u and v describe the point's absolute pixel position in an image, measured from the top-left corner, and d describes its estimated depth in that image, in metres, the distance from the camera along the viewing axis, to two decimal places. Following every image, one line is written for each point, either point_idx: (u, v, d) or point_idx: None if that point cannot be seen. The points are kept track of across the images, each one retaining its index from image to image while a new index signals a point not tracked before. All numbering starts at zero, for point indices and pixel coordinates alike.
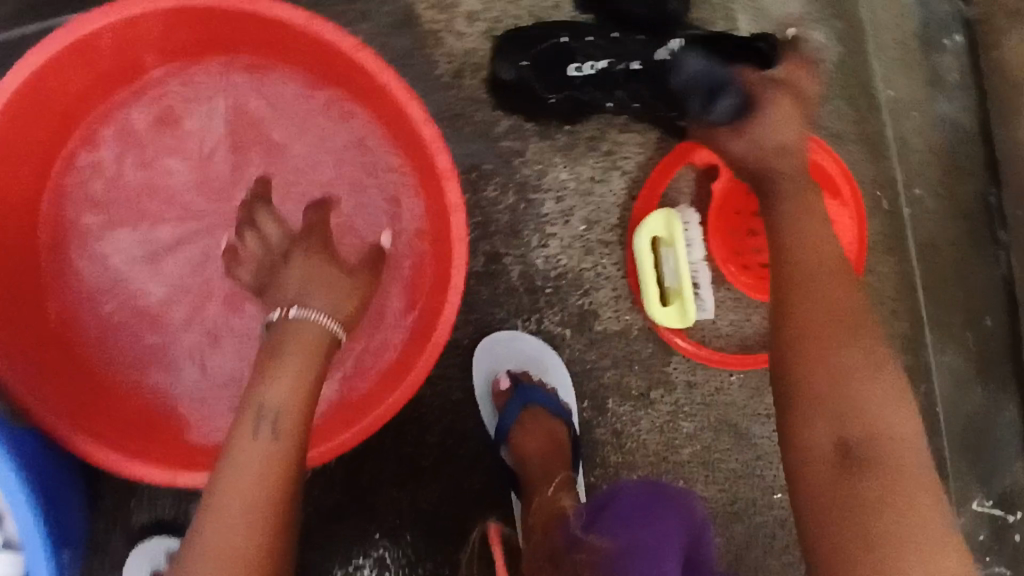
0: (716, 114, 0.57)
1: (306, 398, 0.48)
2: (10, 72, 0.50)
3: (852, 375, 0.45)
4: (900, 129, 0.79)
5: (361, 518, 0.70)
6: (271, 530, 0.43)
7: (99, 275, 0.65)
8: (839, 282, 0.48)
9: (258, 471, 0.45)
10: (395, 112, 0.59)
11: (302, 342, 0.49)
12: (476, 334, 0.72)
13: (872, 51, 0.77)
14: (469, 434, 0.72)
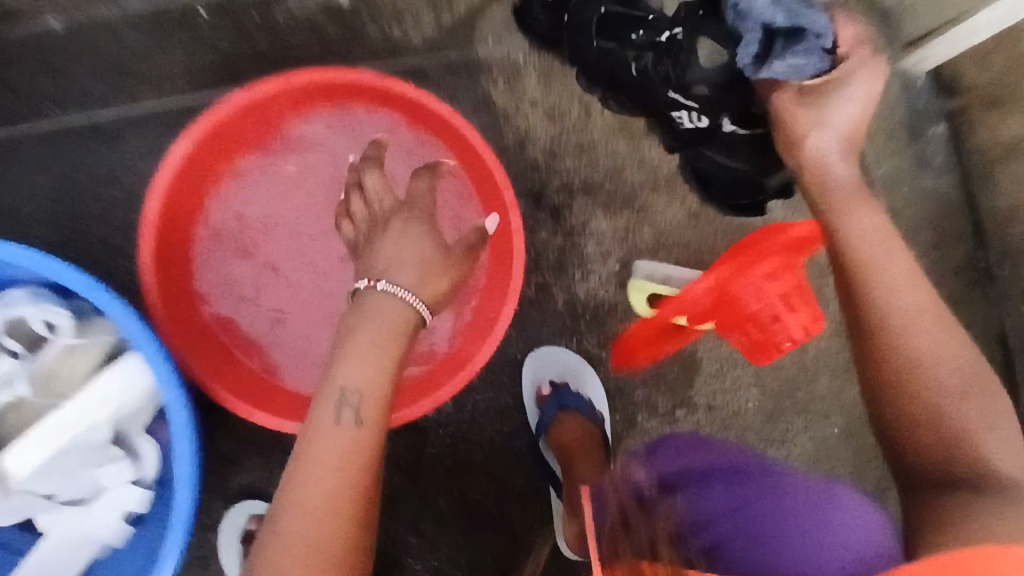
0: (790, 62, 0.60)
1: (384, 379, 0.59)
2: (188, 134, 0.71)
3: (954, 413, 0.52)
4: (893, 199, 0.94)
5: (421, 500, 0.83)
6: (355, 486, 0.54)
7: (233, 284, 0.84)
8: (922, 319, 0.55)
9: (347, 444, 0.55)
10: (475, 164, 0.78)
11: (386, 314, 0.62)
12: (526, 350, 0.87)
13: (866, 135, 0.93)
14: (517, 434, 0.86)
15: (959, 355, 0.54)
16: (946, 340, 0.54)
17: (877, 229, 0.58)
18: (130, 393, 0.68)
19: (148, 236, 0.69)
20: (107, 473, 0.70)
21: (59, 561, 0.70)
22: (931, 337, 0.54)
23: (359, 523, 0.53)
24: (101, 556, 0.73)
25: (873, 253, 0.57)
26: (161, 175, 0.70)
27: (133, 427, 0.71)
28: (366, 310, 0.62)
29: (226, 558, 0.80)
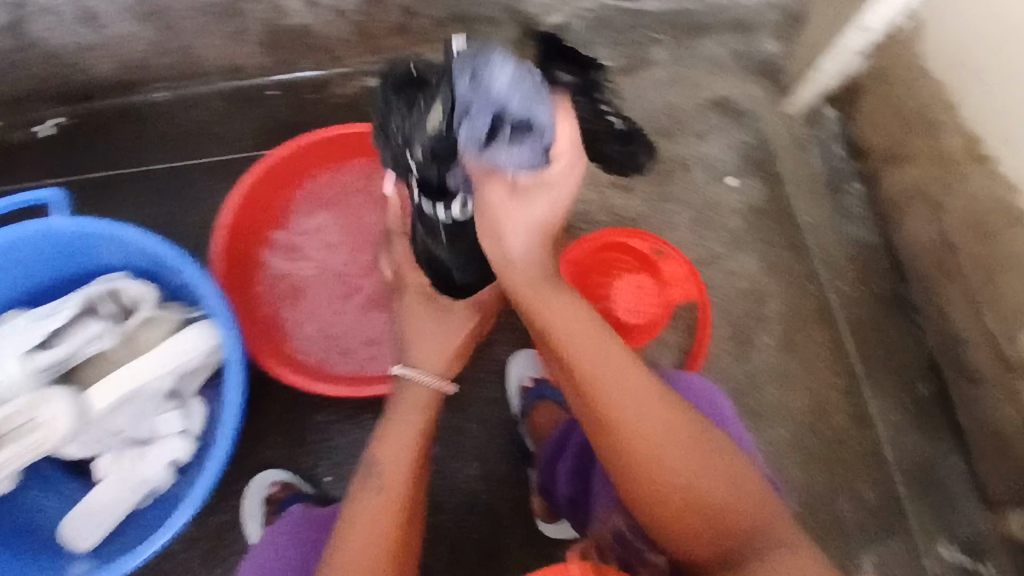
0: (506, 159, 0.58)
1: (410, 443, 0.71)
2: (255, 168, 0.93)
3: (624, 411, 0.60)
4: (820, 243, 1.13)
5: None
6: (396, 514, 0.64)
7: (272, 292, 1.02)
8: (609, 355, 0.64)
9: (394, 471, 0.69)
10: None
11: (410, 394, 0.77)
12: (511, 354, 1.03)
13: (794, 192, 1.14)
14: (503, 425, 1.01)
15: (585, 346, 0.64)
16: (587, 338, 0.65)
17: (526, 232, 0.67)
18: (193, 354, 0.86)
19: (220, 241, 0.90)
20: (164, 423, 0.86)
21: (116, 497, 0.86)
22: (577, 343, 0.64)
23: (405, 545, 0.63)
24: (146, 501, 0.88)
25: (507, 241, 0.67)
26: (231, 196, 0.91)
27: (189, 388, 0.89)
28: (398, 394, 0.78)
29: (249, 520, 0.92)
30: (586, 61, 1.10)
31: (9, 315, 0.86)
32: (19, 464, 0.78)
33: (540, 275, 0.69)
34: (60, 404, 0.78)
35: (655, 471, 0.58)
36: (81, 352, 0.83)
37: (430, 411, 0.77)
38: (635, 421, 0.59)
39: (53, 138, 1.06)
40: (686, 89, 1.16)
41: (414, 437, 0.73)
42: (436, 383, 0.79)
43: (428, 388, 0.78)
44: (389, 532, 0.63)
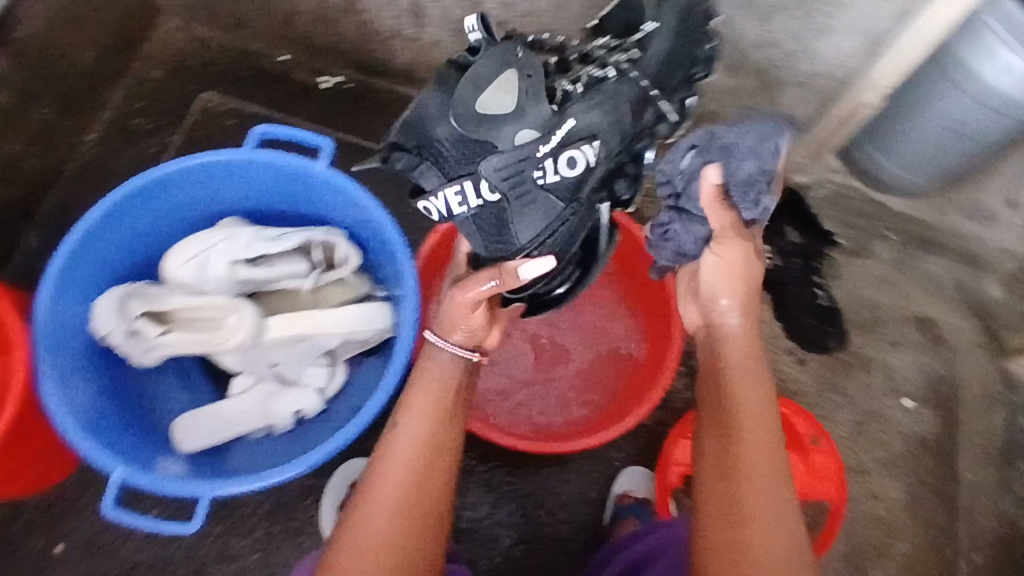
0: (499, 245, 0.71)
1: (433, 408, 0.71)
2: None
3: (738, 460, 0.63)
4: (972, 506, 1.05)
5: (491, 535, 0.96)
6: (417, 483, 0.65)
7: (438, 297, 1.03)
8: (766, 420, 0.66)
9: (408, 443, 0.68)
10: (654, 293, 0.94)
11: (435, 360, 0.76)
12: (626, 463, 1.00)
13: (963, 443, 1.08)
14: (588, 527, 0.97)
15: (758, 394, 0.67)
16: (758, 390, 0.68)
17: (711, 257, 0.73)
18: (365, 327, 0.90)
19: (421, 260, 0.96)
20: (310, 375, 0.90)
21: (237, 418, 0.89)
22: (745, 386, 0.68)
23: (425, 511, 0.64)
24: (257, 434, 0.91)
25: (713, 276, 0.73)
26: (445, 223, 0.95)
27: (342, 354, 0.92)
28: (426, 359, 0.76)
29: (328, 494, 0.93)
30: (824, 236, 1.07)
31: (227, 222, 0.92)
32: (184, 350, 0.85)
33: (751, 308, 0.73)
34: (247, 318, 0.84)
35: (749, 522, 0.60)
36: (279, 282, 0.90)
37: (462, 386, 0.75)
38: (747, 474, 0.62)
39: (325, 91, 1.17)
40: (895, 295, 1.13)
41: (438, 405, 0.72)
42: (461, 350, 0.76)
43: (456, 359, 0.75)
44: (396, 508, 0.63)
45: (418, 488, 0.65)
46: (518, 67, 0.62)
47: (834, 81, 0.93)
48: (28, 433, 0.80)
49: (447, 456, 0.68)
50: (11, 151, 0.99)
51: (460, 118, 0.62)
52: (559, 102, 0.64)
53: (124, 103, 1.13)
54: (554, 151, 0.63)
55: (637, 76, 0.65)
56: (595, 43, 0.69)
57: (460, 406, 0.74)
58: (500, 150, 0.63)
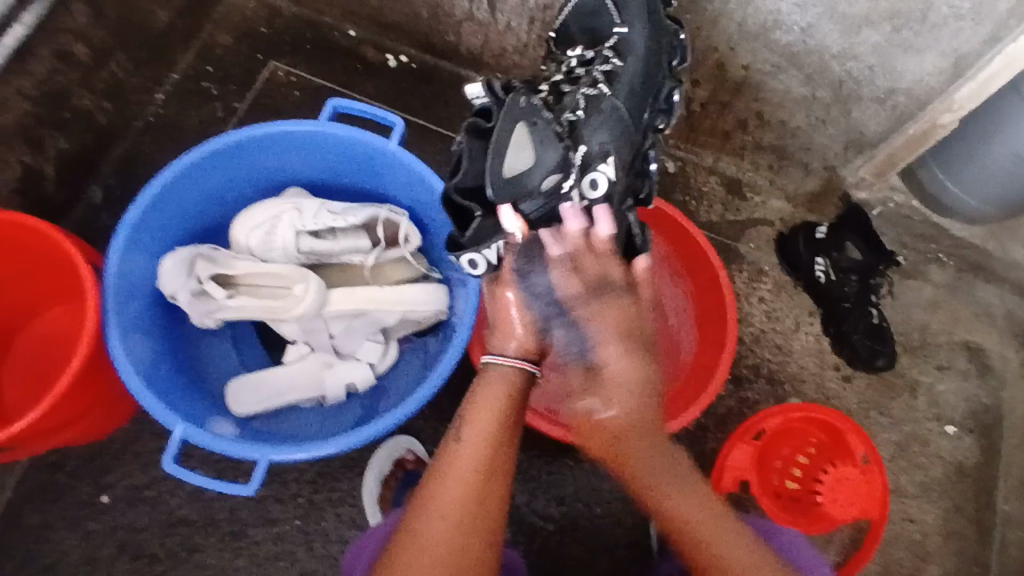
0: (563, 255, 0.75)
1: (493, 426, 0.68)
2: None
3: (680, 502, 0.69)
4: (1008, 537, 1.05)
5: (526, 524, 0.97)
6: (472, 506, 0.62)
7: None
8: (674, 460, 0.70)
9: (469, 457, 0.65)
10: (710, 300, 0.95)
11: (498, 376, 0.73)
12: None
13: (1005, 474, 1.07)
14: (623, 524, 0.98)
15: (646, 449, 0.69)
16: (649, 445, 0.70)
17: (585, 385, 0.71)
18: (421, 308, 0.90)
19: None
20: (364, 350, 0.91)
21: (290, 386, 0.90)
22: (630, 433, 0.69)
23: (481, 534, 0.62)
24: (306, 404, 0.92)
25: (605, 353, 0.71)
26: None
27: (396, 333, 0.93)
28: (485, 375, 0.74)
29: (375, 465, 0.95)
30: (887, 255, 1.06)
31: (291, 193, 0.93)
32: (246, 315, 0.87)
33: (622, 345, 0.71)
34: (312, 288, 0.85)
35: (706, 550, 0.67)
36: (341, 256, 0.91)
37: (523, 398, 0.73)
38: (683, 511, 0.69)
39: (390, 70, 1.17)
40: (946, 320, 1.12)
41: (498, 421, 0.69)
42: (521, 363, 0.74)
43: (514, 371, 0.74)
44: (453, 530, 0.61)
45: (477, 503, 0.63)
46: (533, 121, 0.73)
47: (910, 99, 0.92)
48: (94, 379, 0.81)
49: (504, 467, 0.66)
50: (84, 105, 1.01)
51: (498, 184, 0.72)
52: (569, 138, 0.74)
53: (193, 66, 1.15)
54: (576, 185, 0.73)
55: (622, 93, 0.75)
56: (575, 69, 0.78)
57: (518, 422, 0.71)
58: (533, 194, 0.73)
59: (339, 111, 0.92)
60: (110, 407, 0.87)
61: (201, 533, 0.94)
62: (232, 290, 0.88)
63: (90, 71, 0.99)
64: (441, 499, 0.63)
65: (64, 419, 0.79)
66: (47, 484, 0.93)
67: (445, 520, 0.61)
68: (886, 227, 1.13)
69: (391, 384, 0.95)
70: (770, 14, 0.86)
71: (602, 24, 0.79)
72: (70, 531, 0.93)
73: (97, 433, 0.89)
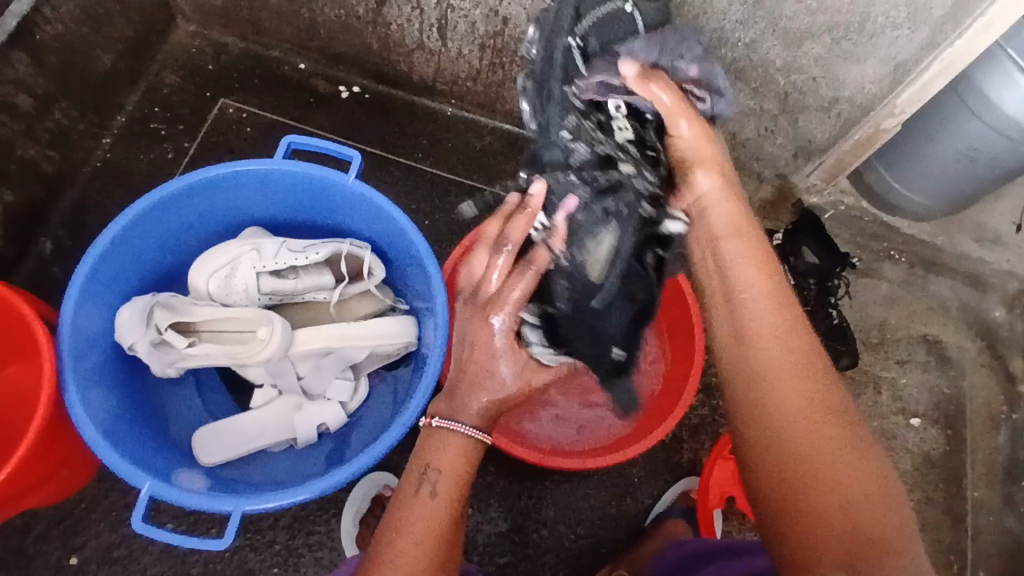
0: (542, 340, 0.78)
1: (450, 489, 0.68)
2: None
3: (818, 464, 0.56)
4: (978, 523, 1.08)
5: (510, 550, 0.97)
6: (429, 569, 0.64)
7: None
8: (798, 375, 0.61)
9: (423, 522, 0.66)
10: (678, 312, 0.95)
11: (450, 439, 0.71)
12: (644, 476, 1.01)
13: (970, 461, 1.10)
14: (606, 543, 0.98)
15: (803, 406, 0.59)
16: (811, 409, 0.59)
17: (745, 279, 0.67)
18: (389, 341, 0.89)
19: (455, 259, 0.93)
20: (334, 389, 0.90)
21: (260, 430, 0.88)
22: (792, 414, 0.59)
23: None
24: (277, 448, 0.90)
25: (750, 301, 0.66)
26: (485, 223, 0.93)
27: (366, 367, 0.92)
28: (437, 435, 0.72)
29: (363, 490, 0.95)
30: (841, 257, 1.08)
31: (249, 233, 0.91)
32: (210, 362, 0.85)
33: (782, 296, 0.66)
34: (276, 330, 0.84)
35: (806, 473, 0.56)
36: (305, 294, 0.90)
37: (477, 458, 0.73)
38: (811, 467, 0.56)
39: (342, 101, 1.16)
40: (903, 314, 1.15)
41: (453, 482, 0.69)
42: (472, 429, 0.72)
43: (470, 440, 0.71)
44: None
45: (431, 555, 0.64)
46: (617, 215, 0.74)
47: (853, 106, 0.95)
48: (55, 439, 0.78)
49: (458, 515, 0.68)
50: (28, 156, 0.97)
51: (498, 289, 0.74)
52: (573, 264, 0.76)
53: (140, 109, 1.12)
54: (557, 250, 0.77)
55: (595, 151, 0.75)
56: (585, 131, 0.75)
57: (476, 467, 0.73)
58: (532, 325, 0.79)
59: (294, 147, 0.91)
60: (74, 466, 0.84)
61: None
62: (193, 337, 0.86)
63: (33, 120, 0.96)
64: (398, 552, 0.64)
65: (26, 483, 0.76)
66: (10, 553, 0.89)
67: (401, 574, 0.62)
68: (839, 228, 1.16)
69: (364, 420, 0.94)
70: (713, 31, 0.88)
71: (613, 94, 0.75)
72: None
73: (57, 496, 0.85)
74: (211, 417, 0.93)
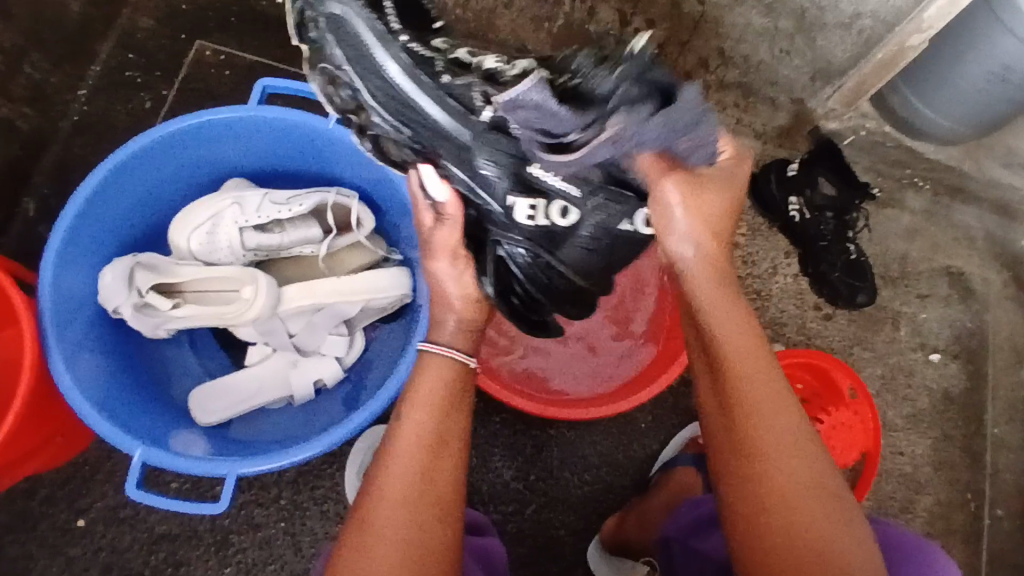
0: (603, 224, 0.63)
1: (436, 407, 0.61)
2: None
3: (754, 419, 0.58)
4: (997, 460, 1.05)
5: (517, 496, 0.96)
6: (414, 511, 0.57)
7: None
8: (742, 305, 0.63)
9: (405, 445, 0.59)
10: None
11: (431, 363, 0.65)
12: (651, 422, 0.99)
13: (991, 399, 1.07)
14: (611, 491, 0.97)
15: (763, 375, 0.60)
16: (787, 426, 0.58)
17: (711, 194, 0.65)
18: (383, 294, 0.85)
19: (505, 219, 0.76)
20: (328, 345, 0.87)
21: (256, 388, 0.86)
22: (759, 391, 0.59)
23: (428, 536, 0.57)
24: (275, 405, 0.88)
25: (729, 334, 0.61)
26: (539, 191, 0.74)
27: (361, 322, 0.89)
28: (419, 363, 0.65)
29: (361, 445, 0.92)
30: (861, 188, 1.02)
31: (228, 186, 0.87)
32: (198, 323, 0.83)
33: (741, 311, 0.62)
34: (261, 289, 0.81)
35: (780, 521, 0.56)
36: (292, 249, 0.86)
37: (464, 381, 0.65)
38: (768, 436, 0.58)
39: None
40: (925, 245, 1.09)
41: (437, 405, 0.62)
42: (454, 351, 0.65)
43: (452, 361, 0.65)
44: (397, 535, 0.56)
45: (420, 498, 0.57)
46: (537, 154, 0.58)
47: (877, 22, 0.87)
48: (46, 408, 0.77)
49: (450, 451, 0.60)
50: (0, 114, 0.92)
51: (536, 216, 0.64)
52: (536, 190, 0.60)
53: (114, 54, 1.06)
54: (554, 192, 0.60)
55: (389, 110, 0.57)
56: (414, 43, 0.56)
57: (469, 386, 0.65)
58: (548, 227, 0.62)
59: (270, 92, 0.85)
60: (69, 434, 0.84)
61: (186, 546, 0.91)
62: (178, 298, 0.84)
63: (1, 73, 0.90)
64: (387, 491, 0.58)
65: (18, 454, 0.75)
66: (18, 517, 0.90)
67: (390, 519, 0.57)
68: (860, 155, 1.08)
69: (363, 372, 0.91)
70: None
71: (440, 68, 0.56)
72: (50, 559, 0.90)
73: (56, 461, 0.85)
74: (209, 376, 0.92)
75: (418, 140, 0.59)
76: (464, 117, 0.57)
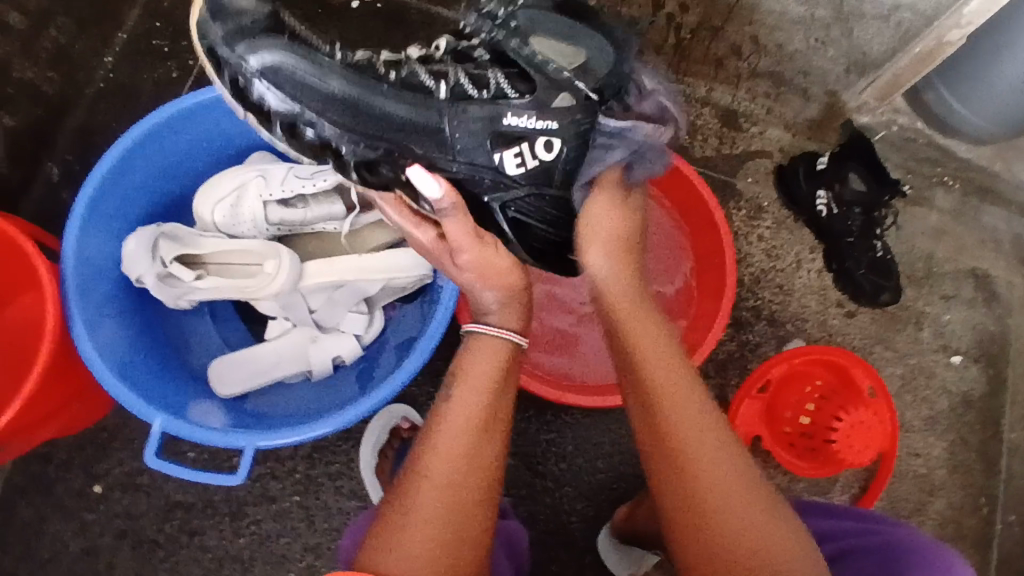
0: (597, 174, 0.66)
1: (487, 388, 0.63)
2: None
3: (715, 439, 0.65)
4: (1013, 467, 1.04)
5: (529, 480, 0.96)
6: (457, 486, 0.58)
7: None
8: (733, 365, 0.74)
9: (454, 421, 0.61)
10: (711, 247, 0.91)
11: (483, 345, 0.66)
12: None
13: (1010, 405, 1.05)
14: (624, 479, 0.97)
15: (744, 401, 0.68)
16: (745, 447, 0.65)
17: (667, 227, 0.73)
18: (404, 273, 0.85)
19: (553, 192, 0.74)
20: (348, 322, 0.87)
21: (275, 362, 0.86)
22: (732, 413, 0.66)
23: (470, 513, 0.58)
24: (293, 379, 0.89)
25: None
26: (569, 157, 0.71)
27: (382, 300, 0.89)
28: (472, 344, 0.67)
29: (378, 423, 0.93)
30: (891, 184, 1.00)
31: (253, 158, 0.87)
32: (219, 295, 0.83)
33: None
34: (284, 263, 0.81)
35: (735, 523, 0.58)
36: (315, 224, 0.86)
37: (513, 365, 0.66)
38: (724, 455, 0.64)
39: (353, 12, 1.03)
40: (952, 246, 1.07)
41: (486, 385, 0.63)
42: (504, 331, 0.66)
43: (502, 341, 0.66)
44: (439, 507, 0.57)
45: (465, 474, 0.58)
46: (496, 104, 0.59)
47: (916, 16, 0.83)
48: (66, 371, 0.78)
49: (496, 433, 0.61)
50: (27, 78, 0.92)
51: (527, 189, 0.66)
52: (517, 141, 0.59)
53: (142, 21, 1.05)
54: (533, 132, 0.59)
55: (353, 127, 0.57)
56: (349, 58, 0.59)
57: (516, 369, 0.67)
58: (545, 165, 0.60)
59: None
60: (88, 399, 0.84)
61: (200, 515, 0.93)
62: (201, 269, 0.84)
63: (30, 37, 0.90)
64: (434, 464, 0.59)
65: (38, 417, 0.76)
66: (37, 480, 0.92)
67: (435, 493, 0.57)
68: (890, 152, 1.06)
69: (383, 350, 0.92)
70: None
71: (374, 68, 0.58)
72: (66, 523, 0.91)
73: (74, 426, 0.86)
74: (228, 348, 0.92)
75: (394, 147, 0.59)
76: (424, 95, 0.58)
